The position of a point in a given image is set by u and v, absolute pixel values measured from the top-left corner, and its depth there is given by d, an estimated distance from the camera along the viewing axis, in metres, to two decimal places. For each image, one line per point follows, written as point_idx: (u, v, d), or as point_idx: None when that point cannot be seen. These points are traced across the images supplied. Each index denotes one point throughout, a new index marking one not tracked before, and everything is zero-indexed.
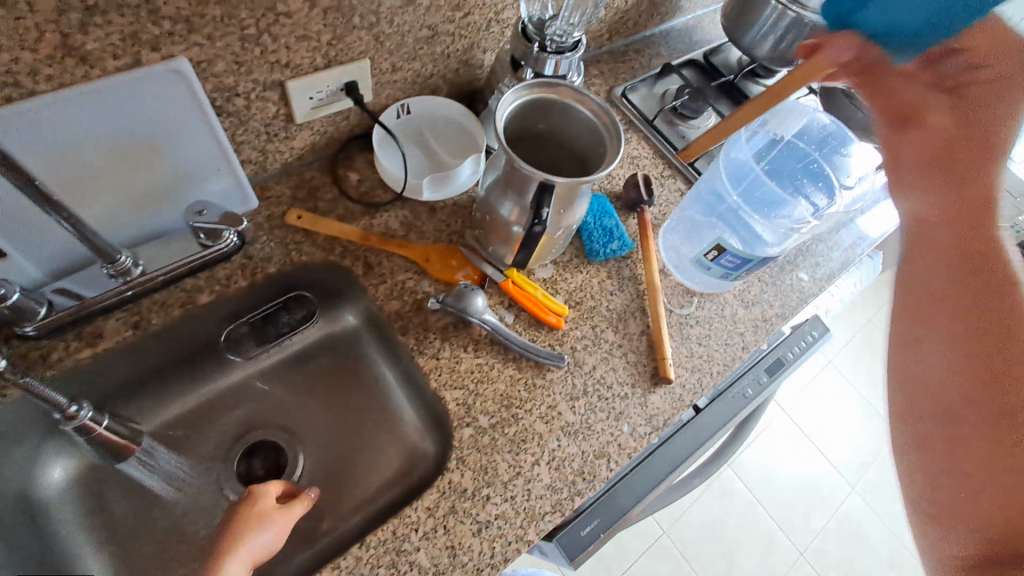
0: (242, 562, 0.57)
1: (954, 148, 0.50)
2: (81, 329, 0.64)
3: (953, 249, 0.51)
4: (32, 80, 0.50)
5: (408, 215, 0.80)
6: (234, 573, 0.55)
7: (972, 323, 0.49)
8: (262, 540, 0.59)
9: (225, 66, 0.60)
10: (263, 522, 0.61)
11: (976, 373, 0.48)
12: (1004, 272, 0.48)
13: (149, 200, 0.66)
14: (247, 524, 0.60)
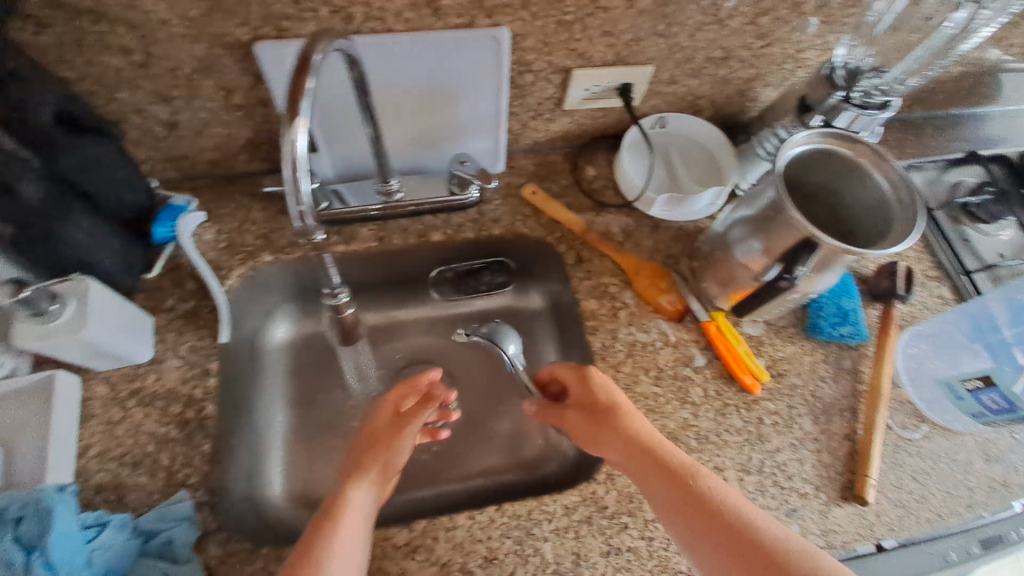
0: (371, 489, 0.59)
1: (616, 421, 0.61)
2: (341, 228, 0.76)
3: (653, 469, 0.57)
4: (394, 20, 0.59)
5: (631, 224, 0.80)
6: (360, 495, 0.58)
7: (693, 504, 0.53)
8: (393, 461, 0.63)
9: (533, 43, 0.65)
10: (397, 442, 0.64)
11: (719, 545, 0.50)
12: (685, 474, 0.56)
13: (425, 143, 0.74)
14: (380, 448, 0.63)
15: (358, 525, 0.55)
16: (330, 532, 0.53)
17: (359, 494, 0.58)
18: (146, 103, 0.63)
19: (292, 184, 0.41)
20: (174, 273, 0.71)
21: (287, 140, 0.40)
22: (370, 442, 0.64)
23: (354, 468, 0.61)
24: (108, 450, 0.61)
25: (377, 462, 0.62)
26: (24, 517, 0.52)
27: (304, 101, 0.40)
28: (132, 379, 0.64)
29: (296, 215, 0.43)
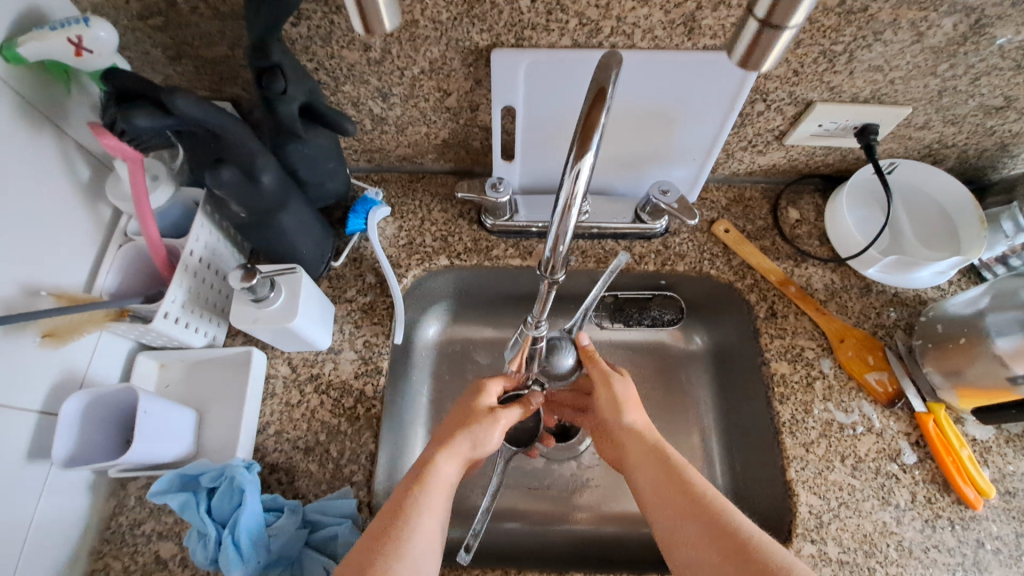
0: (460, 459, 0.54)
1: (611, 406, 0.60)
2: (518, 240, 0.73)
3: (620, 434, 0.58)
4: (641, 37, 0.54)
5: (836, 281, 0.70)
6: (449, 465, 0.53)
7: (661, 479, 0.53)
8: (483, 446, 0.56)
9: (782, 71, 0.58)
10: (490, 424, 0.57)
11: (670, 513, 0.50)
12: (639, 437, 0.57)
13: (624, 164, 0.70)
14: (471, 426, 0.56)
15: (441, 500, 0.51)
16: (416, 496, 0.50)
17: (447, 463, 0.53)
18: (366, 98, 0.64)
19: (559, 216, 0.41)
20: (356, 264, 0.71)
21: (569, 176, 0.38)
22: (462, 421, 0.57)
23: (440, 435, 0.56)
24: (285, 431, 0.62)
25: (468, 440, 0.55)
26: (217, 488, 0.54)
27: (597, 136, 0.36)
28: (311, 365, 0.65)
29: (547, 255, 0.45)
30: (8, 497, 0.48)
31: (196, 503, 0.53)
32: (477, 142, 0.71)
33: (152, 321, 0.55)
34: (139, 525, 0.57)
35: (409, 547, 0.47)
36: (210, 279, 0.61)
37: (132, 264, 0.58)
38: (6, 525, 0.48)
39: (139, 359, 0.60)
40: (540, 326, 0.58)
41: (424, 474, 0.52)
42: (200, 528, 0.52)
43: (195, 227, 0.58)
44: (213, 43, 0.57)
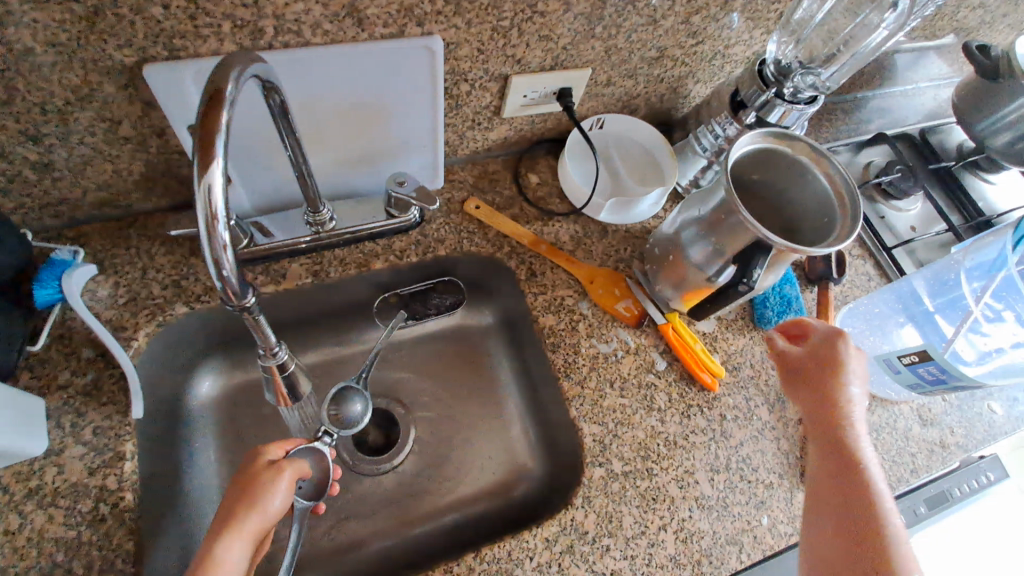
0: (244, 540, 0.50)
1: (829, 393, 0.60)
2: (267, 265, 0.68)
3: (821, 431, 0.60)
4: (312, 33, 0.52)
5: (579, 231, 0.78)
6: (228, 554, 0.49)
7: (848, 498, 0.55)
8: (268, 510, 0.53)
9: (468, 51, 0.61)
10: (272, 485, 0.54)
11: (835, 529, 0.54)
12: (851, 446, 0.57)
13: (357, 162, 0.68)
14: (251, 495, 0.52)
15: None
16: None
17: (227, 553, 0.49)
18: (7, 144, 0.52)
19: (206, 233, 0.36)
20: (64, 341, 0.59)
21: (201, 190, 0.35)
22: (243, 489, 0.53)
23: (221, 520, 0.51)
24: (4, 568, 0.50)
25: (249, 514, 0.51)
26: None
27: (219, 135, 0.35)
28: (25, 479, 0.53)
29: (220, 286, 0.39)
30: None
31: None
32: (185, 170, 0.63)
33: None
34: None
35: None
36: None
37: None
38: None
39: None
40: (278, 350, 0.51)
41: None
42: None
43: None
44: None
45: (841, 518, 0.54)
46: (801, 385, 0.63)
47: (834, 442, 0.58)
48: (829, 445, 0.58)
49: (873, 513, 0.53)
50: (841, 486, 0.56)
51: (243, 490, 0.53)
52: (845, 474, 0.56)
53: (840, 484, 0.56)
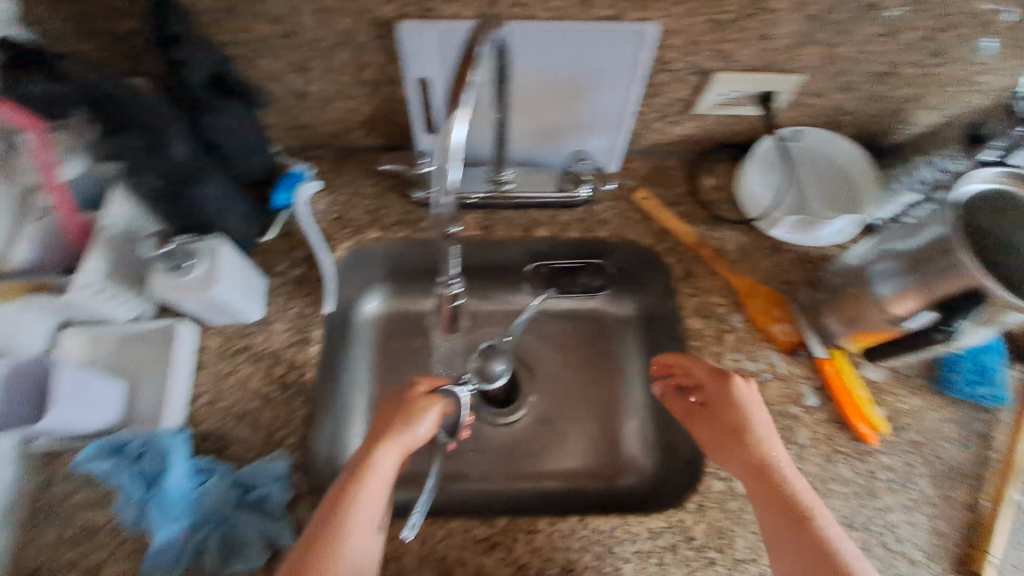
0: (398, 452, 0.58)
1: (740, 431, 0.58)
2: (448, 213, 0.75)
3: (750, 462, 0.56)
4: (541, 8, 0.57)
5: (748, 242, 0.75)
6: (384, 458, 0.57)
7: (784, 524, 0.51)
8: (418, 433, 0.61)
9: (680, 41, 0.61)
10: (422, 414, 0.62)
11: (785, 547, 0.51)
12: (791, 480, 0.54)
13: (544, 134, 0.72)
14: (406, 417, 0.61)
15: (379, 492, 0.55)
16: (352, 493, 0.53)
17: (384, 458, 0.57)
18: (282, 73, 0.64)
19: None
20: (287, 238, 0.72)
21: None
22: (399, 412, 0.62)
23: (379, 430, 0.60)
24: (218, 401, 0.63)
25: (402, 431, 0.60)
26: (144, 452, 0.55)
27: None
28: (241, 338, 0.66)
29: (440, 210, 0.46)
30: None
31: (124, 466, 0.54)
32: (402, 117, 0.72)
33: (70, 294, 0.55)
34: (70, 494, 0.58)
35: (350, 538, 0.51)
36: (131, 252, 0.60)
37: (50, 238, 0.57)
38: None
39: (64, 336, 0.61)
40: (456, 283, 0.59)
41: (361, 470, 0.56)
42: (127, 490, 0.53)
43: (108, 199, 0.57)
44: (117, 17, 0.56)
45: (782, 530, 0.51)
46: (712, 422, 0.60)
47: (743, 466, 0.56)
48: (754, 473, 0.55)
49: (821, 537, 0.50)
50: (781, 506, 0.52)
51: (399, 411, 0.62)
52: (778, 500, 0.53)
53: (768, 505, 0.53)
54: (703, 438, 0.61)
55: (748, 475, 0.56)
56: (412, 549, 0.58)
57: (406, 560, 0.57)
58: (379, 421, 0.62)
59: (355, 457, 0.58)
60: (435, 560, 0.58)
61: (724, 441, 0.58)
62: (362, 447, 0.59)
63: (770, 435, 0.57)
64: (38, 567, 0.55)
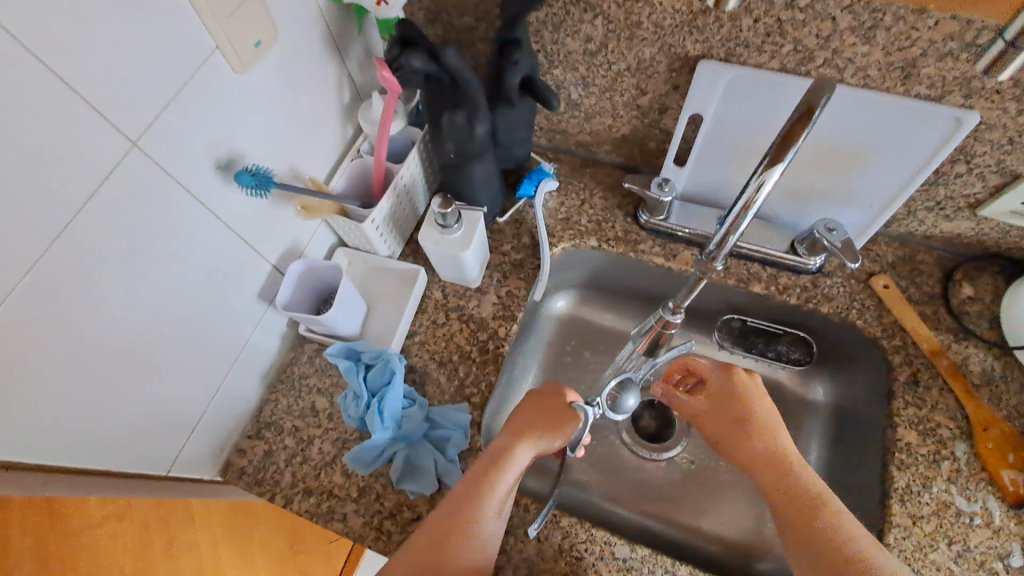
0: (535, 451, 0.62)
1: (750, 424, 0.59)
2: (666, 242, 0.77)
3: (764, 454, 0.57)
4: (852, 74, 0.56)
5: (997, 369, 0.66)
6: (523, 453, 0.61)
7: (805, 515, 0.52)
8: (554, 444, 0.64)
9: (996, 136, 0.56)
10: (561, 424, 0.65)
11: (802, 540, 0.51)
12: (793, 475, 0.55)
13: (794, 195, 0.71)
14: (547, 423, 0.64)
15: (513, 483, 0.59)
16: (491, 476, 0.58)
17: (524, 453, 0.61)
18: (569, 83, 0.72)
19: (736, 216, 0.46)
20: (516, 224, 0.81)
21: (754, 183, 0.43)
22: (541, 415, 0.66)
23: (521, 426, 0.64)
24: (427, 343, 0.72)
25: (542, 434, 0.63)
26: (374, 365, 0.65)
27: (791, 150, 0.42)
28: (459, 297, 0.75)
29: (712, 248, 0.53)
30: (236, 322, 0.62)
31: (356, 371, 0.65)
32: (654, 143, 0.76)
33: (362, 223, 0.68)
34: (306, 377, 0.71)
35: (484, 517, 0.55)
36: (405, 203, 0.74)
37: (357, 175, 0.72)
38: (230, 343, 0.62)
39: (337, 253, 0.75)
40: (676, 313, 0.66)
41: (502, 458, 0.60)
42: (355, 391, 0.64)
43: (409, 159, 0.70)
44: (464, 14, 0.68)
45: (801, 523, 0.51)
46: (715, 406, 0.62)
47: (751, 446, 0.58)
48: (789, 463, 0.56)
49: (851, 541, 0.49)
50: (798, 496, 0.53)
51: (542, 414, 0.65)
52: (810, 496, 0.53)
53: (780, 493, 0.54)
54: (709, 426, 0.63)
55: (760, 463, 0.57)
56: (554, 537, 0.62)
57: (547, 544, 0.61)
58: (521, 417, 0.65)
59: (496, 445, 0.62)
60: (572, 556, 0.61)
61: (733, 431, 0.60)
62: (503, 436, 0.63)
63: (779, 429, 0.59)
64: (271, 424, 0.68)
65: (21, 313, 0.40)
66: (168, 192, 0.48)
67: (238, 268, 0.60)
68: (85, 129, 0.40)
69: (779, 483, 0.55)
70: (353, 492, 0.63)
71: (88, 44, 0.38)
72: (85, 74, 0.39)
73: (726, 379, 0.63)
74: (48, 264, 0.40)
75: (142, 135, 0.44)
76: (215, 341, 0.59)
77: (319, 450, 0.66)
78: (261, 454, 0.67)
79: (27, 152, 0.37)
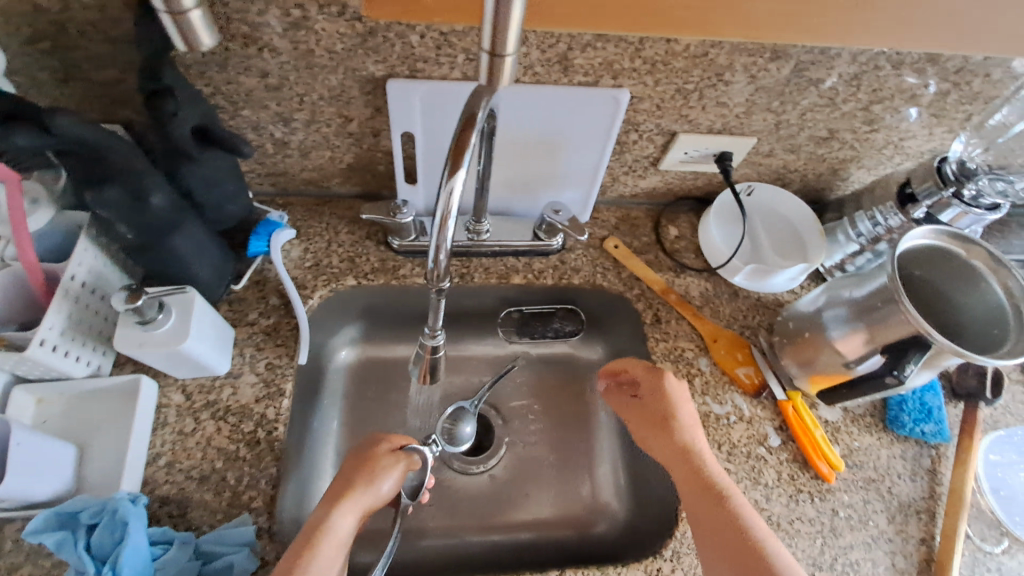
0: (355, 511, 0.57)
1: (675, 427, 0.62)
2: (424, 260, 0.76)
3: (683, 454, 0.60)
4: (524, 72, 0.61)
5: (710, 288, 0.79)
6: (339, 521, 0.55)
7: (716, 510, 0.56)
8: (380, 490, 0.60)
9: (648, 105, 0.66)
10: (384, 471, 0.61)
11: (712, 535, 0.55)
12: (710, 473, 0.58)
13: (520, 187, 0.75)
14: (367, 475, 0.60)
15: (331, 556, 0.53)
16: (303, 558, 0.52)
17: (339, 520, 0.55)
18: (266, 122, 0.65)
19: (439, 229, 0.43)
20: (258, 286, 0.71)
21: (444, 191, 0.42)
22: (360, 468, 0.60)
23: (337, 489, 0.58)
24: (178, 461, 0.59)
25: (363, 490, 0.58)
26: (98, 524, 0.50)
27: (466, 155, 0.41)
28: (208, 391, 0.63)
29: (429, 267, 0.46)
30: None
31: (74, 541, 0.50)
32: (381, 166, 0.74)
33: (26, 350, 0.52)
34: (6, 574, 0.52)
35: None
36: (95, 305, 0.58)
37: (7, 290, 0.55)
38: None
39: (12, 394, 0.57)
40: (437, 334, 0.60)
41: (315, 533, 0.54)
42: (78, 567, 0.49)
43: (76, 251, 0.56)
44: (103, 66, 0.56)
45: (707, 516, 0.56)
46: (646, 412, 0.64)
47: (676, 450, 0.61)
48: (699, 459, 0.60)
49: (752, 533, 0.54)
50: (708, 491, 0.57)
51: (359, 468, 0.60)
52: (712, 490, 0.57)
53: (691, 488, 0.58)
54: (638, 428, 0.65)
55: (676, 459, 0.61)
56: None
57: None
58: (338, 479, 0.60)
59: (311, 519, 0.56)
60: None
61: (658, 433, 0.63)
62: (319, 508, 0.57)
63: (689, 426, 0.63)
64: None
65: None
66: None
67: None
68: None
69: (694, 479, 0.58)
70: None
71: None
72: None
73: (654, 378, 0.64)
74: None
75: None
76: None
77: None
78: None
79: None
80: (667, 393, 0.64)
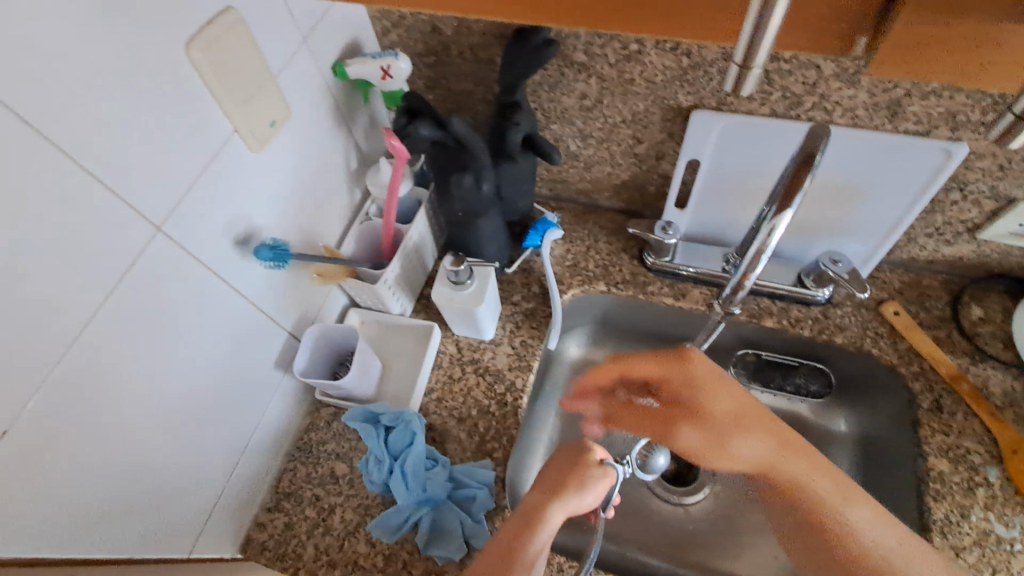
0: (566, 510, 0.60)
1: (764, 426, 0.62)
2: (673, 282, 0.78)
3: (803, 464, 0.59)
4: (841, 115, 0.59)
5: (1018, 389, 0.66)
6: (554, 515, 0.59)
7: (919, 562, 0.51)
8: (587, 499, 0.62)
9: (987, 164, 0.58)
10: (595, 482, 0.63)
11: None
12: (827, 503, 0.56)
13: (795, 230, 0.72)
14: (579, 480, 0.63)
15: (543, 545, 0.57)
16: (525, 539, 0.56)
17: (555, 514, 0.59)
18: (567, 136, 0.74)
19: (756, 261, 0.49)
20: (524, 274, 0.82)
21: (766, 227, 0.45)
22: (574, 471, 0.64)
23: (552, 483, 0.62)
24: (444, 399, 0.72)
25: (574, 493, 0.62)
26: (394, 427, 0.65)
27: (799, 195, 0.43)
28: (474, 350, 0.75)
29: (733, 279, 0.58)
30: (252, 393, 0.61)
31: (377, 434, 0.64)
32: (653, 188, 0.78)
33: (376, 284, 0.69)
34: (324, 443, 0.70)
35: None
36: (415, 261, 0.75)
37: (369, 237, 0.73)
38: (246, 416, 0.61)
39: (350, 314, 0.75)
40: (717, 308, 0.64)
41: (533, 519, 0.58)
42: (378, 455, 0.63)
43: (418, 219, 0.72)
44: (462, 79, 0.71)
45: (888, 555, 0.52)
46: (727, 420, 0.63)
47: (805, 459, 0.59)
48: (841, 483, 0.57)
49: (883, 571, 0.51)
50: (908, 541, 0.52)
51: (572, 470, 0.64)
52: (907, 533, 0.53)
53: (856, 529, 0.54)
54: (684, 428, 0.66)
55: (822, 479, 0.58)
56: None
57: None
58: (551, 473, 0.64)
59: (527, 503, 0.60)
60: None
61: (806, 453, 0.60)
62: (534, 495, 0.61)
63: (747, 418, 0.62)
64: (291, 495, 0.67)
65: (48, 407, 0.40)
66: (192, 272, 0.49)
67: (253, 339, 0.59)
68: (115, 219, 0.41)
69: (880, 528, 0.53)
70: (380, 561, 0.62)
71: (116, 141, 0.40)
72: (115, 169, 0.41)
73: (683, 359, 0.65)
74: (68, 364, 0.40)
75: (167, 219, 0.45)
76: (231, 416, 0.59)
77: (341, 519, 0.65)
78: (282, 527, 0.65)
79: (58, 247, 0.38)
80: (692, 372, 0.65)
